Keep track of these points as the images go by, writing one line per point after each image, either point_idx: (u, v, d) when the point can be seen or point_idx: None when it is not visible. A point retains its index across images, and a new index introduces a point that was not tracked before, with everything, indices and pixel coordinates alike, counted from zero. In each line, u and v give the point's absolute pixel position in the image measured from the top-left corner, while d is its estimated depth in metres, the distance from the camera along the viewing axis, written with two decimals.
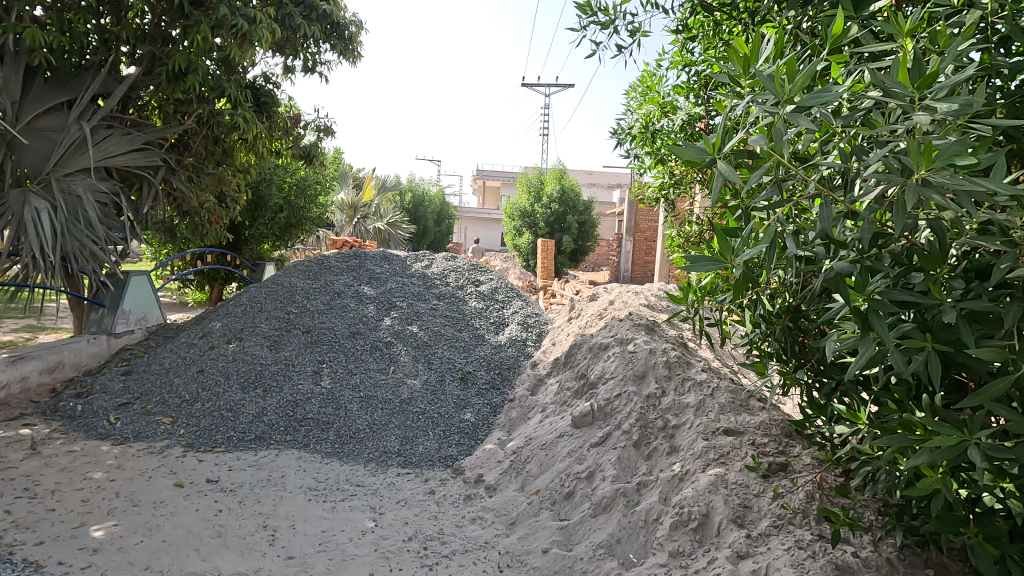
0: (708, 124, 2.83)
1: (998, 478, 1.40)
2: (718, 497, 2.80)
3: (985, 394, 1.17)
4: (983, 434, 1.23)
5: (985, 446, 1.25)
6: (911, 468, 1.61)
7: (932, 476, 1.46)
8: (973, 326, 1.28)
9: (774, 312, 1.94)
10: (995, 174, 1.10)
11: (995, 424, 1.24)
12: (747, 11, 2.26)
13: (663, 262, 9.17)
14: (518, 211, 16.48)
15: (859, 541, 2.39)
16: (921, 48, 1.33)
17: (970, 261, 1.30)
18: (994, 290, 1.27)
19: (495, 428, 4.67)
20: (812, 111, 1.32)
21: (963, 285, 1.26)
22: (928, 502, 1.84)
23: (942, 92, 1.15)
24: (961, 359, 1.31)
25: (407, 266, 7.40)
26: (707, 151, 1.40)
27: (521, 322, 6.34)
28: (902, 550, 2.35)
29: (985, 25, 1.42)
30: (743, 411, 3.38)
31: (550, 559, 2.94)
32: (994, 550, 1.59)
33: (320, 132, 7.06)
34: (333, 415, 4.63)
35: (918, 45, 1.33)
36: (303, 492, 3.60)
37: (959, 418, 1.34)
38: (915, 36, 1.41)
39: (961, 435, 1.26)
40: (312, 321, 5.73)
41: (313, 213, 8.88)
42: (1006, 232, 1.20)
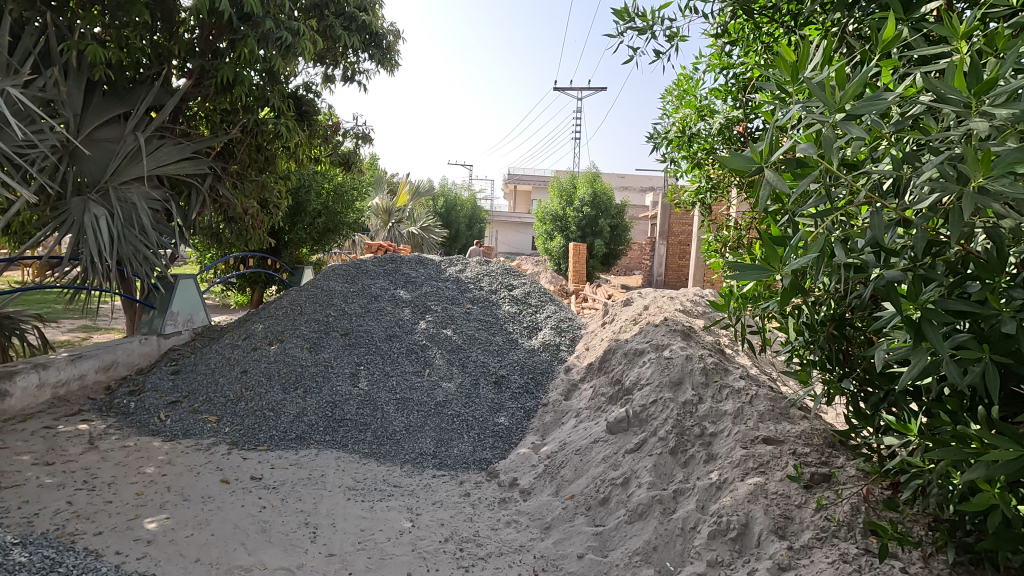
0: (747, 128, 2.79)
1: None
2: (758, 507, 2.76)
3: None
4: None
5: None
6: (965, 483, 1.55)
7: (990, 491, 1.41)
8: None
9: (818, 320, 1.91)
10: None
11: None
12: (790, 14, 2.22)
13: (698, 266, 9.06)
14: (550, 215, 16.50)
15: (908, 556, 2.32)
16: (977, 51, 1.31)
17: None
18: None
19: (529, 432, 4.69)
20: (862, 119, 1.30)
21: (1022, 295, 1.22)
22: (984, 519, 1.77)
23: (1000, 98, 1.13)
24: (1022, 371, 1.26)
25: (442, 270, 7.51)
26: (753, 159, 1.40)
27: (555, 327, 6.34)
28: (955, 568, 2.26)
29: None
30: (783, 420, 3.32)
31: (586, 564, 2.94)
32: None
33: (358, 139, 7.24)
34: (371, 416, 4.74)
35: (974, 47, 1.30)
36: (342, 491, 3.69)
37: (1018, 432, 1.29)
38: (971, 38, 1.38)
39: (1021, 449, 1.22)
40: (350, 323, 5.87)
41: (349, 218, 9.08)
42: None
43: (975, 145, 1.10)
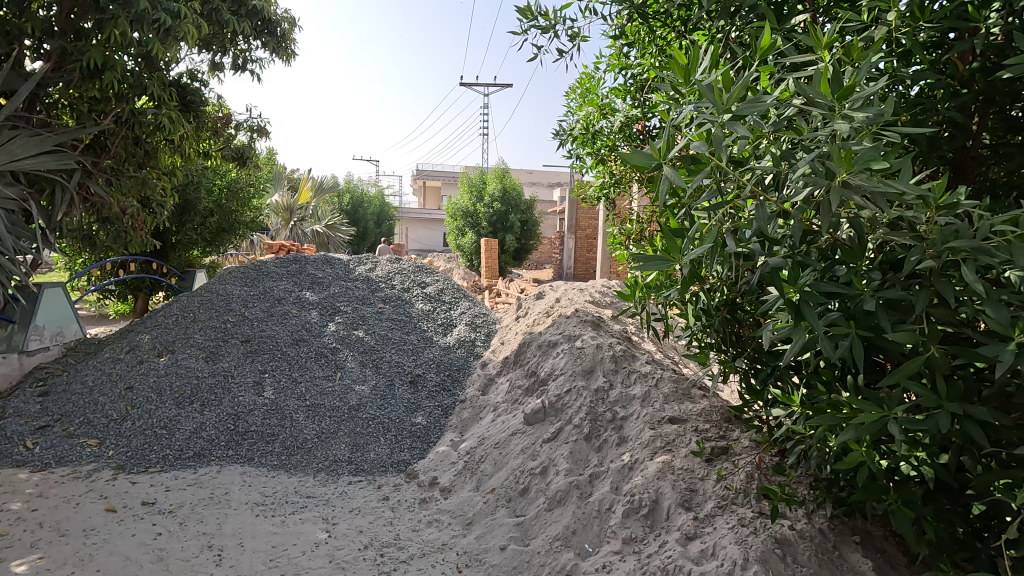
0: (646, 127, 2.95)
1: (913, 448, 1.54)
2: (666, 483, 2.94)
3: (900, 374, 1.30)
4: (900, 409, 1.37)
5: (902, 420, 1.39)
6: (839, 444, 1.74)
7: (858, 451, 1.60)
8: (889, 313, 1.40)
9: (713, 305, 2.08)
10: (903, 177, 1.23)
11: (910, 400, 1.38)
12: (680, 19, 2.37)
13: (605, 258, 9.44)
14: (461, 211, 16.45)
15: (795, 514, 2.58)
16: (837, 60, 1.47)
17: (884, 255, 1.43)
18: (907, 280, 1.39)
19: (447, 430, 4.66)
20: (746, 120, 1.41)
21: (879, 277, 1.38)
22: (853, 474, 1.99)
23: (857, 103, 1.28)
24: (879, 343, 1.44)
25: (350, 269, 7.25)
26: (653, 156, 1.47)
27: (469, 323, 6.34)
28: (832, 520, 2.55)
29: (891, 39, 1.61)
30: (685, 400, 3.56)
31: (509, 555, 2.98)
32: (911, 512, 1.73)
33: (253, 132, 6.78)
34: (279, 426, 4.48)
35: (834, 57, 1.46)
36: (250, 508, 3.47)
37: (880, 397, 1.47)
38: (831, 49, 1.56)
39: (882, 411, 1.40)
40: (251, 329, 5.51)
41: (246, 217, 8.50)
42: (913, 228, 1.33)
43: (839, 144, 1.24)
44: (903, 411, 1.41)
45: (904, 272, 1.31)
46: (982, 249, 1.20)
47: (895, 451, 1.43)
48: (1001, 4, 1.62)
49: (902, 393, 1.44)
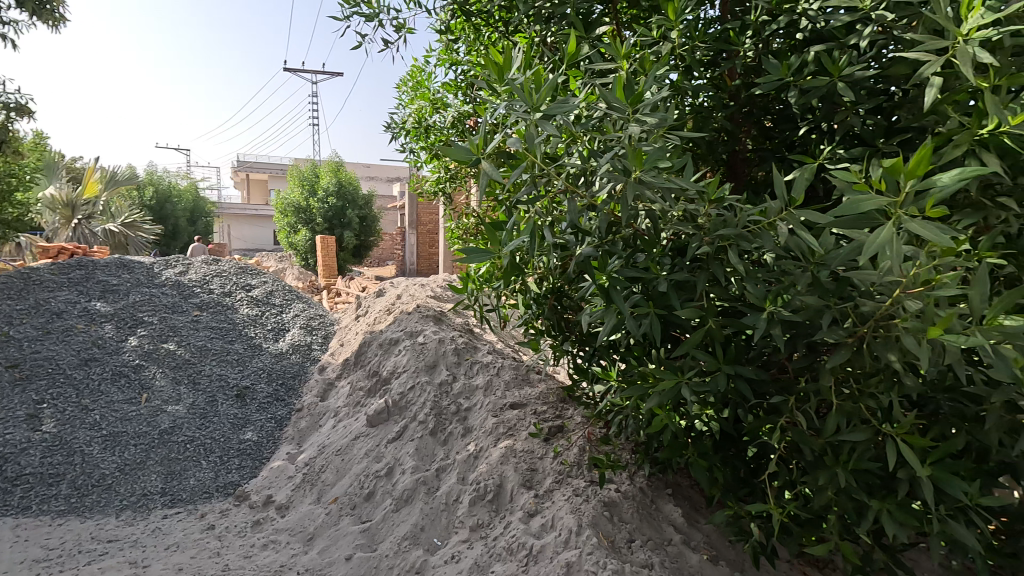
0: (477, 123, 3.02)
1: (703, 407, 1.81)
2: (509, 467, 3.06)
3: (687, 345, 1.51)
4: (691, 375, 1.59)
5: (692, 385, 1.61)
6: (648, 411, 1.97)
7: (663, 415, 1.83)
8: (680, 293, 1.61)
9: (542, 294, 2.22)
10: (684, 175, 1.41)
11: (698, 366, 1.62)
12: (503, 20, 2.46)
13: (447, 253, 9.50)
14: (291, 206, 15.28)
15: (620, 478, 2.88)
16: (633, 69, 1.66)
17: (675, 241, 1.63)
18: (692, 263, 1.61)
19: (283, 443, 4.31)
20: (556, 119, 1.52)
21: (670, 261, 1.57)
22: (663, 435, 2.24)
23: (647, 108, 1.44)
24: (674, 320, 1.67)
25: (156, 273, 6.32)
26: (472, 151, 1.51)
27: (304, 326, 5.93)
28: (650, 478, 2.89)
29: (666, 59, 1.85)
30: (525, 385, 3.73)
31: (355, 565, 2.87)
32: (704, 461, 2.03)
33: (10, 110, 5.54)
34: (65, 464, 3.76)
35: (629, 66, 1.64)
36: (25, 568, 2.85)
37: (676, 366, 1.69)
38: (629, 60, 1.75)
39: (677, 379, 1.61)
40: (20, 352, 4.55)
41: (7, 214, 6.94)
42: (696, 218, 1.53)
43: (632, 144, 1.39)
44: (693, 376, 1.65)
45: (688, 257, 1.53)
46: (744, 235, 1.43)
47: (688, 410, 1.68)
48: (754, 31, 1.95)
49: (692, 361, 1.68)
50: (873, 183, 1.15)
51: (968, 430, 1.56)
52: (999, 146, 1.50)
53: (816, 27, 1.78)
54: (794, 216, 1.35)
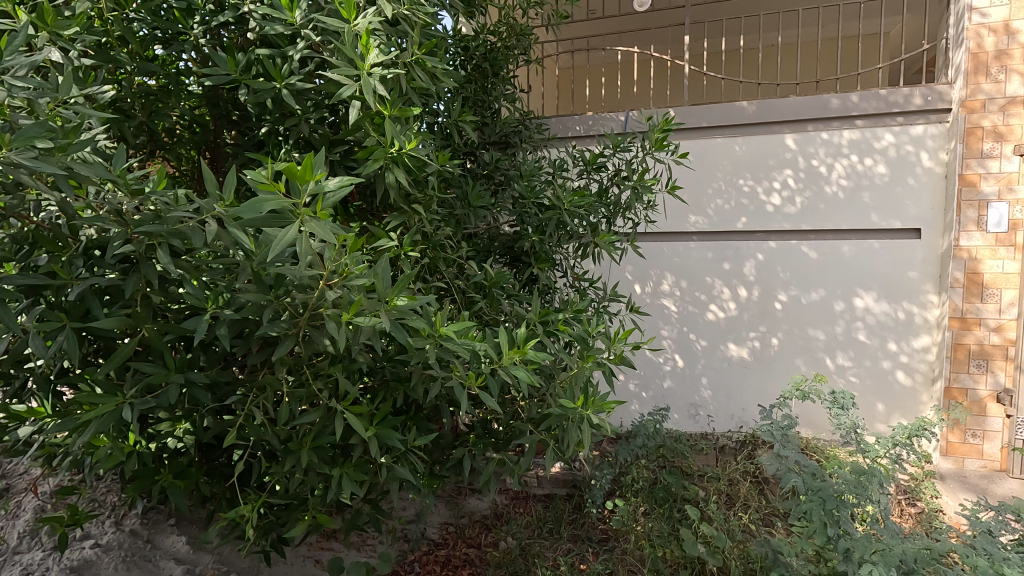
0: None
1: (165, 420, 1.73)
2: None
3: (116, 360, 1.41)
4: (130, 392, 1.48)
5: (135, 402, 1.51)
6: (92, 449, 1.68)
7: (107, 443, 1.65)
8: (104, 299, 1.48)
9: None
10: (78, 165, 1.24)
11: (142, 380, 1.53)
12: None
13: None
14: None
15: (101, 530, 2.40)
16: (35, 24, 1.55)
17: (88, 239, 1.45)
18: (118, 265, 1.46)
19: None
20: None
21: (83, 264, 1.43)
22: (143, 468, 1.90)
23: (20, 71, 1.23)
24: (100, 333, 1.50)
25: None
26: None
27: None
28: (144, 516, 2.52)
29: (46, 21, 1.58)
30: None
31: None
32: (184, 482, 1.97)
33: None
34: None
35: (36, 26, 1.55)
36: None
37: (114, 384, 1.54)
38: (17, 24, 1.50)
39: (114, 400, 1.48)
40: None
41: None
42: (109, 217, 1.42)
43: None
44: (138, 393, 1.54)
45: (111, 257, 1.40)
46: (174, 232, 1.36)
47: (135, 431, 1.55)
48: (201, 16, 1.96)
49: (137, 376, 1.56)
50: (277, 184, 1.27)
51: (402, 389, 1.95)
52: (404, 164, 1.91)
53: (259, 29, 1.86)
54: (222, 213, 1.35)
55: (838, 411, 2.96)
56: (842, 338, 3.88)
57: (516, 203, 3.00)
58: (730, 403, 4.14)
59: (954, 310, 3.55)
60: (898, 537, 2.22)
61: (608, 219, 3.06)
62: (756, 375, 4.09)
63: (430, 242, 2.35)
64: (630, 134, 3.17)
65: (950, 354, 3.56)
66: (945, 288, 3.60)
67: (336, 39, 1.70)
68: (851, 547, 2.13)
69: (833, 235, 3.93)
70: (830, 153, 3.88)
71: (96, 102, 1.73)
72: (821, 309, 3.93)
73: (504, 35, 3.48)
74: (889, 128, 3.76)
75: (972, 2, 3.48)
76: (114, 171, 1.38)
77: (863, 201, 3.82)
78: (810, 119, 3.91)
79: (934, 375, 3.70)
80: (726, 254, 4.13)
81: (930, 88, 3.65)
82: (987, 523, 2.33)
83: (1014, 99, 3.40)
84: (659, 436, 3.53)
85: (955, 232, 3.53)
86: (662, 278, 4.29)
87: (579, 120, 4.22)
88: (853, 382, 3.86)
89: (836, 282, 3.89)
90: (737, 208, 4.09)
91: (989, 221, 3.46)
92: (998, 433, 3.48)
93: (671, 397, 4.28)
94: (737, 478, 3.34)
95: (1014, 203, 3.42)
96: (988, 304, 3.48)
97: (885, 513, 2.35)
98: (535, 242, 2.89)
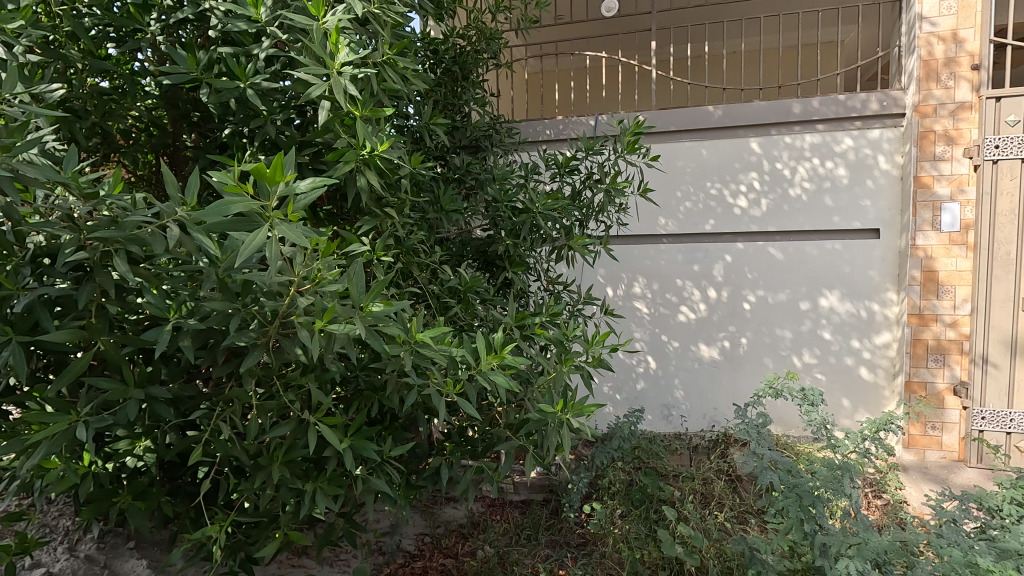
0: None
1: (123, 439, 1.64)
2: None
3: (68, 377, 1.32)
4: (84, 411, 1.39)
5: (91, 421, 1.42)
6: (42, 473, 1.57)
7: (57, 466, 1.54)
8: (53, 311, 1.38)
9: None
10: (24, 165, 1.16)
11: (98, 397, 1.44)
12: None
13: None
14: None
15: (53, 556, 2.26)
16: None
17: (37, 246, 1.35)
18: (70, 275, 1.37)
19: None
20: None
21: (30, 274, 1.34)
22: (99, 488, 1.78)
23: None
24: (50, 347, 1.40)
25: None
26: None
27: None
28: (101, 540, 2.39)
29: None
30: None
31: None
32: (144, 504, 1.86)
33: None
34: None
35: None
36: None
37: (66, 402, 1.44)
38: None
39: (66, 419, 1.38)
40: None
41: None
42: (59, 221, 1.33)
43: None
44: (94, 411, 1.45)
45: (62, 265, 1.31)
46: (131, 238, 1.27)
47: (91, 451, 1.46)
48: (158, 13, 1.87)
49: (91, 392, 1.47)
50: (244, 185, 1.20)
51: (376, 398, 1.89)
52: (375, 166, 1.86)
53: (221, 27, 1.79)
54: (185, 217, 1.27)
55: (808, 407, 3.00)
56: (807, 336, 3.98)
57: (488, 207, 2.98)
58: (702, 403, 4.20)
59: (912, 307, 3.68)
60: (871, 530, 2.26)
61: (581, 223, 3.05)
62: (726, 375, 4.15)
63: (403, 246, 2.29)
64: (602, 137, 3.17)
65: (910, 350, 3.68)
66: (903, 286, 3.73)
67: (304, 36, 1.65)
68: (828, 542, 2.16)
69: (797, 237, 4.04)
70: (792, 156, 3.99)
71: (45, 102, 1.65)
72: (787, 308, 4.02)
73: (473, 39, 3.44)
74: (848, 132, 3.89)
75: (922, 11, 3.63)
76: (64, 174, 1.29)
77: (826, 203, 3.93)
78: (773, 123, 4.01)
79: (895, 370, 3.82)
80: (696, 256, 4.19)
81: (885, 93, 3.79)
82: (952, 512, 2.40)
83: (964, 104, 3.56)
84: (635, 438, 3.52)
85: (911, 232, 3.67)
86: (634, 281, 4.32)
87: (549, 125, 4.23)
88: (819, 379, 3.96)
89: (801, 282, 3.99)
90: (705, 210, 4.16)
91: (943, 222, 3.60)
92: (955, 425, 3.63)
93: (645, 398, 4.32)
94: (711, 477, 3.37)
95: (965, 203, 3.57)
96: (944, 300, 3.61)
97: (857, 507, 2.39)
98: (509, 246, 2.86)
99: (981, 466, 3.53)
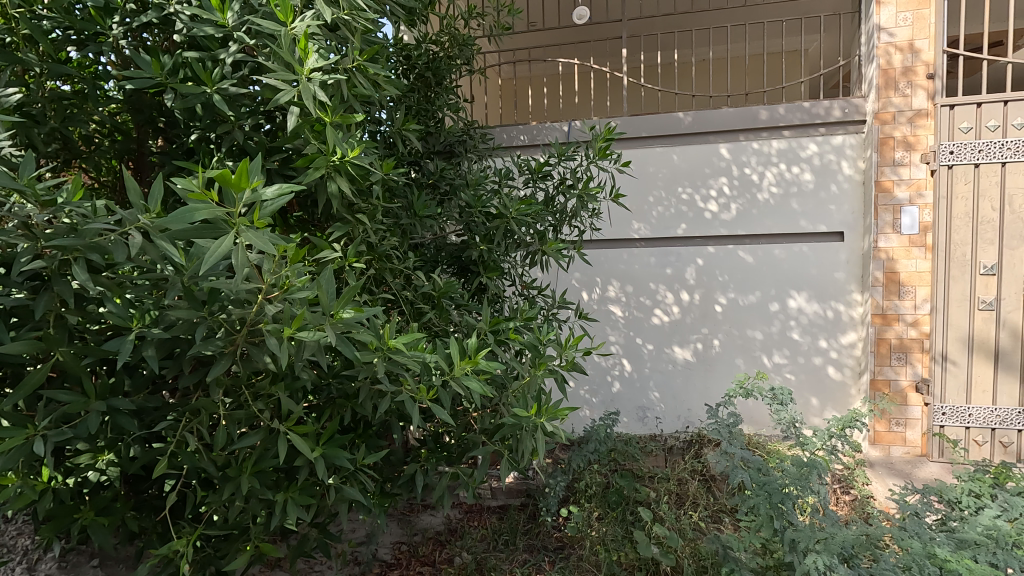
0: None
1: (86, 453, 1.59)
2: None
3: (26, 389, 1.27)
4: (42, 424, 1.34)
5: (51, 435, 1.38)
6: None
7: (15, 482, 1.49)
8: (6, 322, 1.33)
9: None
10: None
11: (57, 410, 1.39)
12: None
13: None
14: None
15: None
16: None
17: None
18: (26, 285, 1.33)
19: None
20: None
21: None
22: (61, 505, 1.73)
23: None
24: (5, 359, 1.35)
25: None
26: None
27: None
28: (64, 557, 2.31)
29: None
30: None
31: None
32: (107, 519, 1.81)
33: None
34: None
35: None
36: None
37: (24, 416, 1.39)
38: None
39: (23, 434, 1.33)
40: None
41: None
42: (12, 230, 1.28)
43: None
44: (52, 424, 1.41)
45: (18, 275, 1.27)
46: (91, 246, 1.24)
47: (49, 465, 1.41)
48: (121, 16, 1.83)
49: (50, 405, 1.43)
50: (209, 193, 1.19)
51: (348, 406, 1.88)
52: (346, 172, 1.85)
53: (187, 30, 1.75)
54: (148, 224, 1.25)
55: (778, 407, 3.05)
56: (777, 337, 4.08)
57: (462, 212, 2.97)
58: (676, 404, 4.25)
59: (876, 307, 3.80)
60: (837, 525, 2.32)
61: (555, 228, 3.07)
62: (699, 376, 4.22)
63: (375, 252, 2.28)
64: (574, 143, 3.19)
65: (874, 349, 3.80)
66: (867, 287, 3.85)
67: (271, 42, 1.63)
68: (797, 538, 2.21)
69: (765, 240, 4.13)
70: (760, 162, 4.08)
71: None
72: (758, 310, 4.11)
73: (446, 45, 3.47)
74: (813, 138, 4.01)
75: (880, 22, 3.76)
76: (19, 181, 1.26)
77: (792, 206, 4.04)
78: (741, 130, 4.11)
79: (861, 368, 3.94)
80: (669, 260, 4.26)
81: (846, 101, 3.92)
82: (915, 505, 2.48)
83: (920, 112, 3.70)
84: (611, 440, 3.54)
85: (874, 234, 3.79)
86: (608, 284, 4.38)
87: (523, 130, 4.26)
88: (789, 378, 4.06)
89: (770, 284, 4.09)
90: (677, 214, 4.23)
91: (904, 224, 3.73)
92: (918, 420, 3.75)
93: (621, 401, 4.36)
94: (686, 477, 3.42)
95: (923, 207, 3.70)
96: (906, 300, 3.74)
97: (826, 503, 2.44)
98: (483, 251, 2.87)
99: (942, 460, 3.65)
